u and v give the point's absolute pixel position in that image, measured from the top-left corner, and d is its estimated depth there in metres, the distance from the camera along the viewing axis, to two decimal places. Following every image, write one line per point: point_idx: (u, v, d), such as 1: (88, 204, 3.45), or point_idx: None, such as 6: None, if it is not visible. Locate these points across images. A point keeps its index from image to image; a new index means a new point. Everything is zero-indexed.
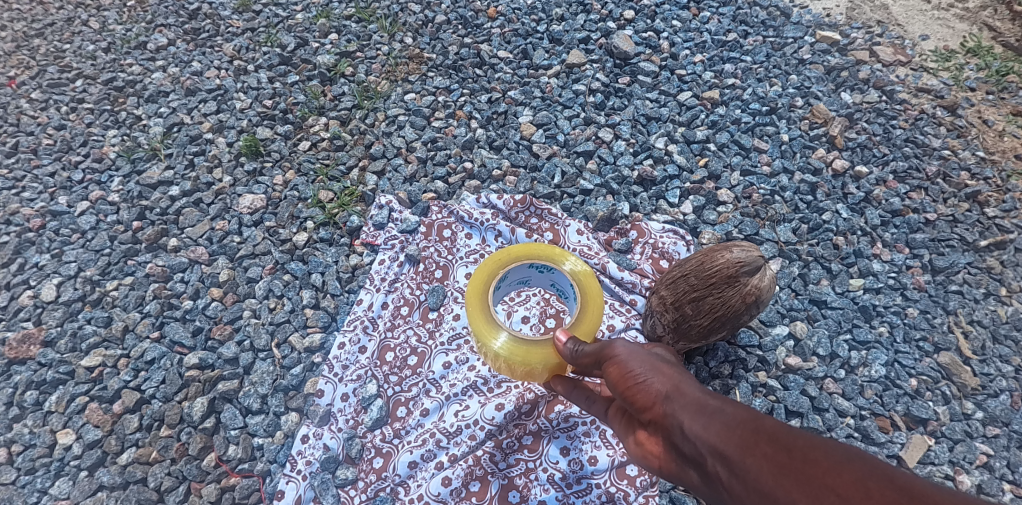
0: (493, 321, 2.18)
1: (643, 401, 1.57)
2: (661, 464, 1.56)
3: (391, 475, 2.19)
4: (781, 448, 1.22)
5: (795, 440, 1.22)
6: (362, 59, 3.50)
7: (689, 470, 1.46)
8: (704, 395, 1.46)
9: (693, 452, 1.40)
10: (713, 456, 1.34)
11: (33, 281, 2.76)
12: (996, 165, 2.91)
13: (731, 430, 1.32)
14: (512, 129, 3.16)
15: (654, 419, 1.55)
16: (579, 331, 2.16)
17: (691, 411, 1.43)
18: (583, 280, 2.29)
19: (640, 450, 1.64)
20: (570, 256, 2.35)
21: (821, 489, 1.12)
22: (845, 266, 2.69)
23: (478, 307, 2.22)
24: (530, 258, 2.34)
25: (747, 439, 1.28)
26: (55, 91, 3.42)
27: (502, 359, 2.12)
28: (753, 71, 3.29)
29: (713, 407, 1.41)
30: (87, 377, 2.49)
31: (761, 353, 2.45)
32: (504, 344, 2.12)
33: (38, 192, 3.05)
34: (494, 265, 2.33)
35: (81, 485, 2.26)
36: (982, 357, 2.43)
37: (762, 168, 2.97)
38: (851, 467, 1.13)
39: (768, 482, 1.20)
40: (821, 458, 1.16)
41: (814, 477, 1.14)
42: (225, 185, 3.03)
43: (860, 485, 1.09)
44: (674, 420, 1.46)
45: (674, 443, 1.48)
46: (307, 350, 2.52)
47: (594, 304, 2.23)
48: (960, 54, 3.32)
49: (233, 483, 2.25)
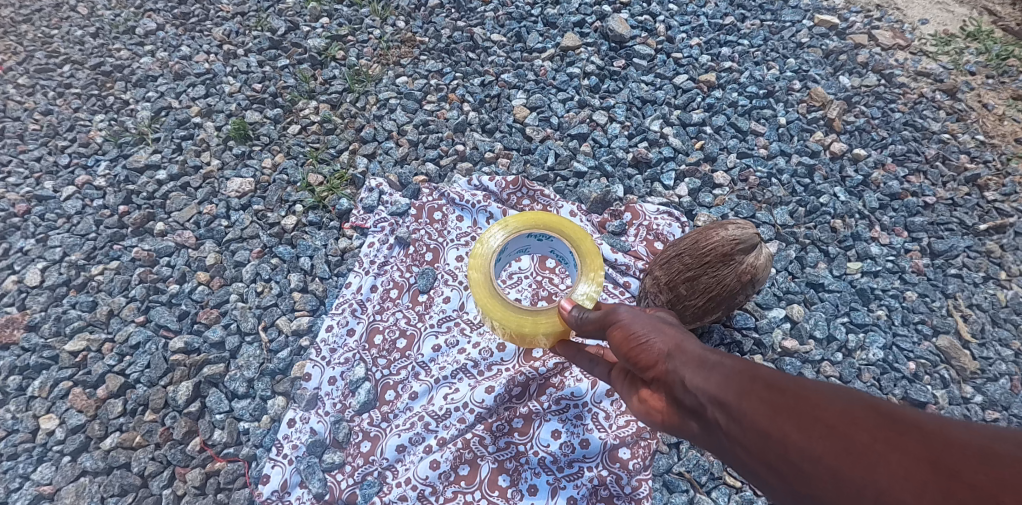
0: (496, 293, 2.12)
1: (644, 359, 1.54)
2: (660, 420, 1.54)
3: (379, 458, 2.15)
4: (777, 390, 1.24)
5: (789, 381, 1.25)
6: (353, 42, 3.43)
7: (688, 423, 1.44)
8: (704, 350, 1.45)
9: (693, 403, 1.39)
10: (712, 405, 1.33)
11: (18, 267, 2.70)
12: (996, 149, 2.86)
13: (731, 378, 1.32)
14: (505, 112, 3.11)
15: (655, 377, 1.53)
16: (583, 299, 2.11)
17: (692, 366, 1.42)
18: (583, 248, 2.22)
19: (638, 408, 1.62)
20: (569, 224, 2.28)
21: (813, 422, 1.15)
22: (843, 249, 2.65)
23: (480, 280, 2.16)
24: (530, 227, 2.26)
25: (746, 385, 1.28)
26: (42, 77, 3.34)
27: (508, 330, 2.08)
28: (751, 55, 3.24)
29: (714, 361, 1.40)
30: (71, 362, 2.44)
31: (757, 335, 2.42)
32: (509, 316, 2.08)
33: (24, 177, 2.98)
34: (494, 237, 2.25)
35: (64, 470, 2.21)
36: (981, 340, 2.39)
37: (759, 151, 2.93)
38: (842, 400, 1.16)
39: (765, 422, 1.21)
40: (813, 396, 1.19)
41: (807, 414, 1.17)
42: (213, 169, 2.97)
43: (850, 415, 1.13)
44: (675, 374, 1.45)
45: (674, 398, 1.46)
46: (294, 333, 2.48)
47: (595, 271, 2.18)
48: (960, 38, 3.25)
49: (218, 468, 2.21)
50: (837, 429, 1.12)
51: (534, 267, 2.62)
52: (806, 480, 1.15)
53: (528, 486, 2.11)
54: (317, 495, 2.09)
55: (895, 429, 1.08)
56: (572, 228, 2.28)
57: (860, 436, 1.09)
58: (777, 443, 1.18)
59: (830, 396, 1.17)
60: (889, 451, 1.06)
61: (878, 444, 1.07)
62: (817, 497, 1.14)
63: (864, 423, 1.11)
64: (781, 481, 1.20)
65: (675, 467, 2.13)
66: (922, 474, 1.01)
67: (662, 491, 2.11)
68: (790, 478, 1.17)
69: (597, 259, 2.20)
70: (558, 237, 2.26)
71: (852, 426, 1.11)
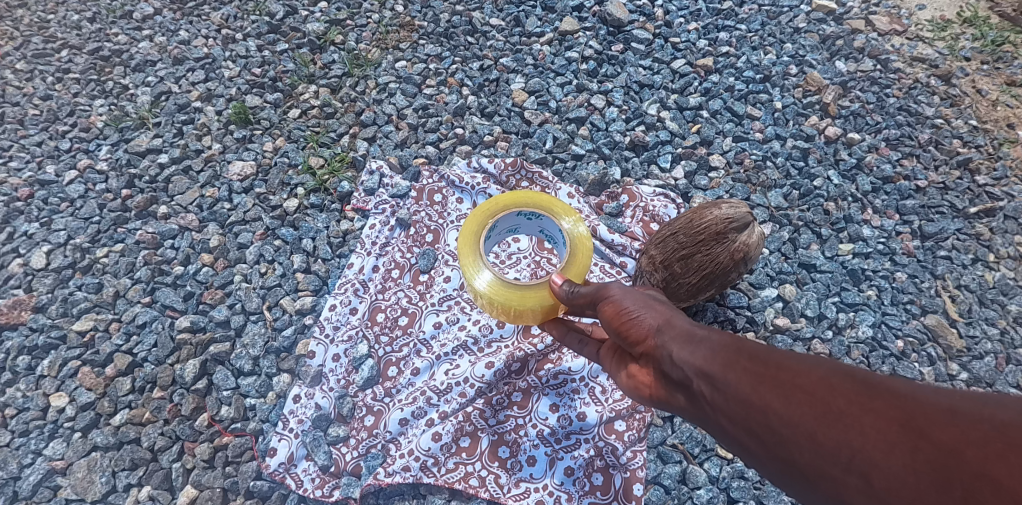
0: (487, 271, 2.17)
1: (636, 334, 1.65)
2: (650, 393, 1.65)
3: (382, 432, 2.22)
4: (760, 362, 1.34)
5: (772, 354, 1.35)
6: (352, 27, 3.44)
7: (675, 395, 1.55)
8: (692, 327, 1.56)
9: (680, 376, 1.49)
10: (698, 377, 1.43)
11: (23, 250, 2.74)
12: (988, 134, 2.90)
13: (716, 352, 1.42)
14: (504, 96, 3.14)
15: (646, 352, 1.63)
16: (571, 276, 2.16)
17: (680, 341, 1.53)
18: (570, 225, 2.28)
19: (629, 383, 1.72)
20: (556, 202, 2.33)
21: (792, 389, 1.26)
22: (835, 231, 2.70)
23: (470, 257, 2.21)
24: (518, 206, 2.31)
25: (731, 358, 1.39)
26: (40, 61, 3.35)
27: (497, 304, 2.13)
28: (748, 40, 3.26)
29: (701, 336, 1.50)
30: (79, 341, 2.49)
31: (750, 313, 2.48)
32: (500, 292, 2.12)
33: (26, 161, 3.01)
34: (483, 216, 2.30)
35: (75, 446, 2.27)
36: (968, 319, 2.46)
37: (755, 134, 2.97)
38: (819, 370, 1.27)
39: (747, 391, 1.31)
40: (793, 366, 1.30)
41: (788, 383, 1.27)
42: (214, 152, 3.00)
43: (826, 383, 1.23)
44: (664, 350, 1.55)
45: (663, 372, 1.56)
46: (298, 313, 2.54)
47: (583, 248, 2.24)
48: (957, 24, 3.27)
49: (226, 442, 2.27)
50: (813, 396, 1.22)
51: (533, 247, 2.68)
52: (784, 444, 1.24)
53: (526, 457, 2.18)
54: (323, 467, 2.17)
55: (868, 394, 1.18)
56: (560, 206, 2.33)
57: (835, 402, 1.19)
58: (759, 410, 1.29)
59: (807, 366, 1.27)
60: (860, 414, 1.16)
61: (851, 408, 1.17)
62: (794, 460, 1.23)
63: (840, 390, 1.21)
64: (761, 447, 1.29)
65: (668, 439, 2.21)
66: (892, 434, 1.11)
67: (657, 462, 2.18)
68: (769, 443, 1.27)
69: (584, 237, 2.26)
70: (546, 216, 2.32)
71: (828, 393, 1.21)
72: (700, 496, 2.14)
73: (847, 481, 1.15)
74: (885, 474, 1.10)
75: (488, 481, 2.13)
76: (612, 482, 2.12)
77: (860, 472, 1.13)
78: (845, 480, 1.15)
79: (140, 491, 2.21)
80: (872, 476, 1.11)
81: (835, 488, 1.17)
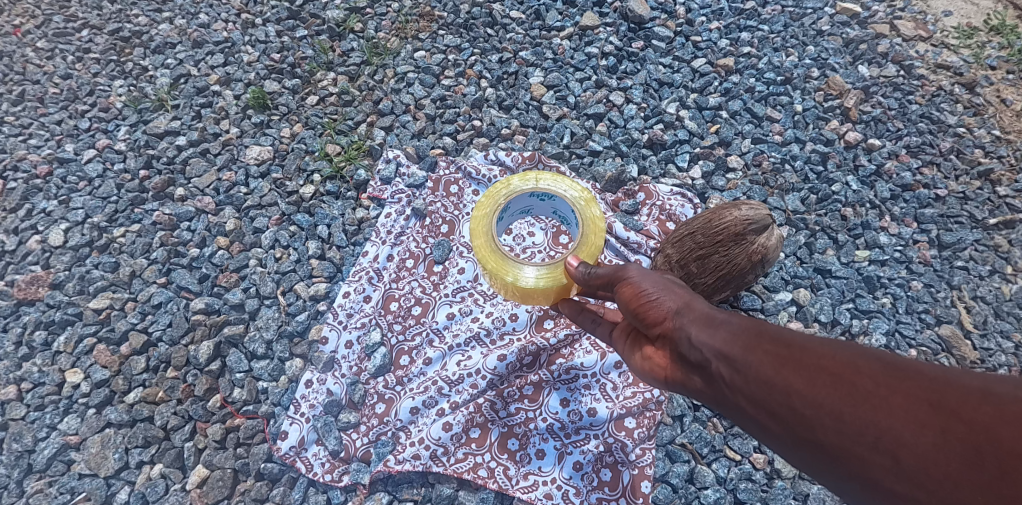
0: (502, 255, 2.18)
1: (654, 316, 1.64)
2: (664, 375, 1.65)
3: (392, 419, 2.25)
4: (781, 344, 1.35)
5: (793, 337, 1.36)
6: (372, 15, 3.41)
7: (691, 377, 1.55)
8: (711, 309, 1.56)
9: (697, 357, 1.49)
10: (717, 359, 1.44)
11: (41, 227, 2.77)
12: (1011, 145, 2.85)
13: (737, 334, 1.43)
14: (523, 90, 3.12)
15: (662, 334, 1.63)
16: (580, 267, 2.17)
17: (699, 323, 1.52)
18: (584, 207, 2.27)
19: (642, 365, 1.72)
20: (570, 183, 2.32)
21: (815, 371, 1.26)
22: (852, 237, 2.68)
23: (482, 237, 2.23)
24: (531, 186, 2.32)
25: (751, 341, 1.39)
26: (61, 41, 3.36)
27: (510, 285, 2.15)
28: (770, 41, 3.22)
29: (720, 319, 1.50)
30: (95, 318, 2.52)
31: (762, 316, 2.49)
32: (511, 271, 2.15)
33: (45, 139, 3.04)
34: (496, 196, 2.30)
35: (90, 421, 2.30)
36: (983, 331, 2.44)
37: (774, 137, 2.94)
38: (842, 351, 1.27)
39: (769, 373, 1.32)
40: (816, 349, 1.30)
41: (811, 365, 1.27)
42: (232, 136, 3.01)
43: (852, 364, 1.24)
44: (682, 331, 1.55)
45: (679, 354, 1.56)
46: (312, 298, 2.56)
47: (595, 228, 2.23)
48: (983, 32, 3.21)
49: (238, 424, 2.30)
50: (838, 377, 1.23)
51: (548, 242, 2.68)
52: (807, 424, 1.25)
53: (535, 450, 2.19)
54: (333, 452, 2.20)
55: (895, 374, 1.19)
56: (573, 187, 2.33)
57: (861, 384, 1.20)
58: (779, 391, 1.29)
59: (833, 348, 1.28)
60: (889, 394, 1.17)
61: (878, 390, 1.18)
62: (818, 440, 1.23)
63: (866, 371, 1.21)
64: (782, 427, 1.30)
65: (678, 438, 2.22)
66: (922, 415, 1.12)
67: (665, 460, 2.18)
68: (791, 423, 1.28)
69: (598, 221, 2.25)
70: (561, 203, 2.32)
71: (854, 375, 1.22)
72: (706, 496, 2.15)
73: (873, 459, 1.16)
74: (913, 452, 1.11)
75: (497, 472, 2.15)
76: (620, 479, 2.13)
77: (888, 451, 1.14)
78: (871, 458, 1.16)
79: (152, 469, 2.24)
80: (899, 454, 1.13)
81: (859, 468, 1.18)
